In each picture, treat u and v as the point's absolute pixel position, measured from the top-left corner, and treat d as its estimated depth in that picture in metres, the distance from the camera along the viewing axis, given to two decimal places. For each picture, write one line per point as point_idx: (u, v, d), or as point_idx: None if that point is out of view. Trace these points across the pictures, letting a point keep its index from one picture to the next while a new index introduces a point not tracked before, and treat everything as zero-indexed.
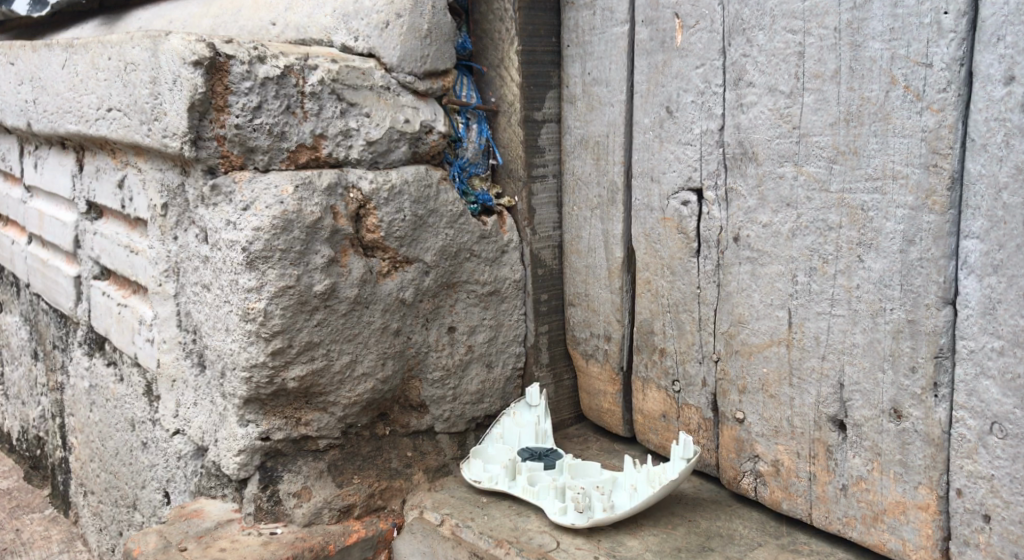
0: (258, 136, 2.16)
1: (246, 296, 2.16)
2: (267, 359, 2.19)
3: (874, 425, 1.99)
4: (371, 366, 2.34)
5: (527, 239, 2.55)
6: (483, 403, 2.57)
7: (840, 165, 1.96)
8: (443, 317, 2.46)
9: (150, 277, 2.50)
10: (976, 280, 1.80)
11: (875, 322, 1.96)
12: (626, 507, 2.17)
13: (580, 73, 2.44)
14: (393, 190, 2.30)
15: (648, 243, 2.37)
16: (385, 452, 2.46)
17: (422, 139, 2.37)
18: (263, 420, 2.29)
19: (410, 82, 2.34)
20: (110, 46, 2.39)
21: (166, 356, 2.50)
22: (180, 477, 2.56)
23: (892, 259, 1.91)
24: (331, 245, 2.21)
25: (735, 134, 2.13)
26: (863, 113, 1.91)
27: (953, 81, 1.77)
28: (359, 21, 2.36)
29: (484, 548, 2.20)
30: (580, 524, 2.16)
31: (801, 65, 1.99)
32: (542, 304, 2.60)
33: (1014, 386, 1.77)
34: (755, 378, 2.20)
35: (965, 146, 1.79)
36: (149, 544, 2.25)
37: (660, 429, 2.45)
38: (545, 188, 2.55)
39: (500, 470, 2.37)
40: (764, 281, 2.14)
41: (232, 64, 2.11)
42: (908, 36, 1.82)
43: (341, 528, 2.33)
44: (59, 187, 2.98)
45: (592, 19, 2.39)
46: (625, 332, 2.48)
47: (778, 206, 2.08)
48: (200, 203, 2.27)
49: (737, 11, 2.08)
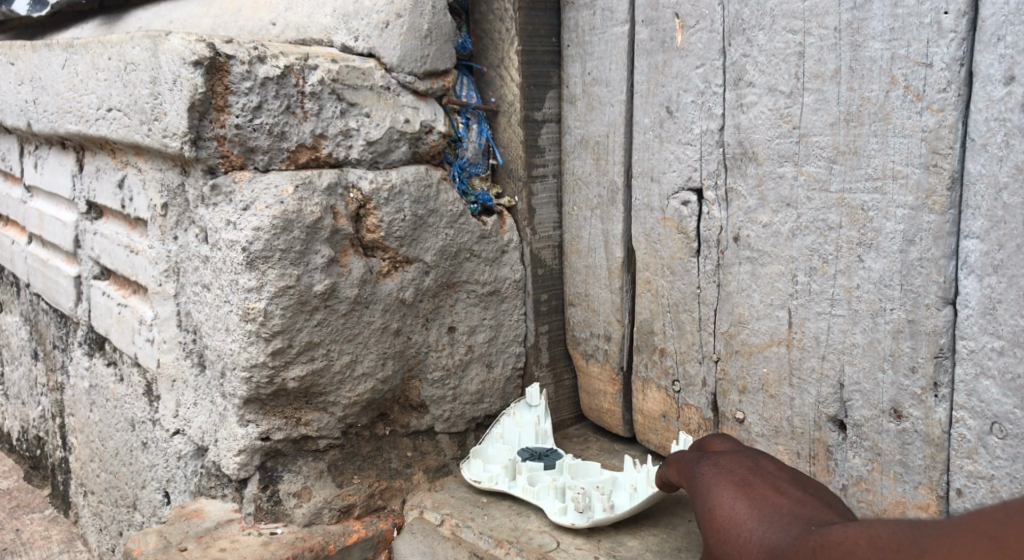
0: (258, 136, 2.16)
1: (246, 296, 2.15)
2: (267, 360, 2.19)
3: (874, 425, 1.99)
4: (371, 366, 2.34)
5: (527, 239, 2.55)
6: (483, 403, 2.57)
7: (841, 165, 1.96)
8: (443, 317, 2.46)
9: (150, 277, 2.50)
10: (976, 280, 1.80)
11: (875, 321, 1.96)
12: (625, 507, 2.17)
13: (580, 73, 2.44)
14: (393, 190, 2.30)
15: (648, 242, 2.37)
16: (385, 452, 2.46)
17: (422, 139, 2.37)
18: (263, 420, 2.29)
19: (410, 82, 2.34)
20: (110, 46, 2.39)
21: (166, 355, 2.50)
22: (180, 477, 2.56)
23: (892, 259, 1.91)
24: (331, 245, 2.21)
25: (735, 135, 2.14)
26: (863, 113, 1.91)
27: (953, 81, 1.77)
28: (360, 21, 2.36)
29: (484, 548, 2.20)
30: (580, 524, 2.16)
31: (802, 65, 1.99)
32: (542, 304, 2.60)
33: (1014, 386, 1.77)
34: (755, 377, 2.20)
35: (965, 146, 1.78)
36: (148, 544, 2.25)
37: (660, 429, 2.45)
38: (545, 188, 2.55)
39: (500, 467, 2.37)
40: (764, 282, 2.14)
41: (232, 64, 2.11)
42: (908, 35, 1.82)
43: (340, 528, 2.33)
44: (60, 187, 2.98)
45: (592, 19, 2.39)
46: (625, 332, 2.48)
47: (778, 206, 2.08)
48: (200, 203, 2.27)
49: (737, 11, 2.08)
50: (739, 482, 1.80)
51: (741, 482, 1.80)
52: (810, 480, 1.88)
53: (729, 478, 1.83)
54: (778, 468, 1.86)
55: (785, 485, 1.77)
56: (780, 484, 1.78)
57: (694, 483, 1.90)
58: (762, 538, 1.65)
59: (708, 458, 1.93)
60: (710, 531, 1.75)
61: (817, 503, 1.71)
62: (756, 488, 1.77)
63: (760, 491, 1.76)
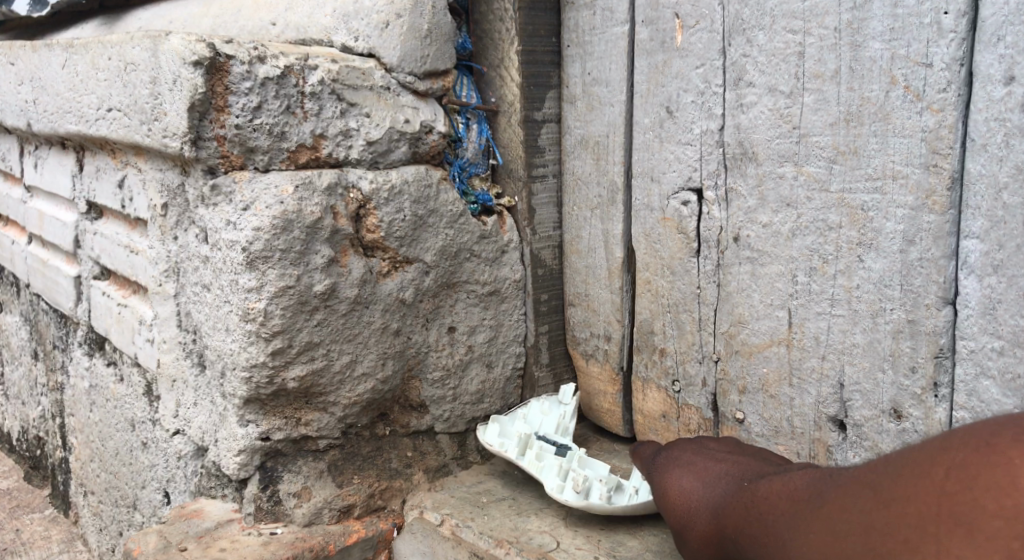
0: (258, 136, 2.16)
1: (246, 296, 2.15)
2: (267, 359, 2.19)
3: (874, 425, 1.99)
4: (371, 366, 2.34)
5: (527, 239, 2.55)
6: (483, 403, 2.57)
7: (841, 165, 1.96)
8: (443, 317, 2.46)
9: (150, 277, 2.50)
10: (976, 280, 1.80)
11: (875, 322, 1.96)
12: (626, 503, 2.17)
13: (580, 74, 2.44)
14: (393, 190, 2.30)
15: (648, 242, 2.37)
16: (385, 452, 2.46)
17: (422, 139, 2.37)
18: (263, 420, 2.29)
19: (411, 82, 2.34)
20: (110, 46, 2.39)
21: (165, 355, 2.50)
22: (180, 477, 2.56)
23: (892, 259, 1.91)
24: (331, 245, 2.21)
25: (735, 134, 2.14)
26: (863, 113, 1.91)
27: (953, 81, 1.77)
28: (359, 21, 2.36)
29: (484, 548, 2.20)
30: (574, 503, 2.16)
31: (802, 65, 1.99)
32: (542, 304, 2.60)
33: (1014, 386, 1.78)
34: (755, 377, 2.20)
35: (965, 147, 1.78)
36: (149, 544, 2.25)
37: (659, 429, 2.45)
38: (545, 188, 2.55)
39: (516, 438, 2.39)
40: (764, 282, 2.14)
41: (232, 64, 2.11)
42: (908, 35, 1.82)
43: (340, 528, 2.33)
44: (60, 187, 2.98)
45: (592, 19, 2.39)
46: (625, 332, 2.48)
47: (778, 206, 2.08)
48: (200, 203, 2.27)
49: (737, 11, 2.08)
50: (685, 460, 1.95)
51: (687, 460, 1.95)
52: (753, 448, 2.02)
53: (676, 459, 1.97)
54: (720, 444, 2.01)
55: (725, 454, 1.94)
56: (721, 454, 1.94)
57: (648, 469, 2.04)
58: (707, 499, 1.80)
59: (660, 447, 2.07)
60: (665, 506, 1.89)
61: (752, 461, 1.87)
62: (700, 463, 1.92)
63: (704, 463, 1.91)
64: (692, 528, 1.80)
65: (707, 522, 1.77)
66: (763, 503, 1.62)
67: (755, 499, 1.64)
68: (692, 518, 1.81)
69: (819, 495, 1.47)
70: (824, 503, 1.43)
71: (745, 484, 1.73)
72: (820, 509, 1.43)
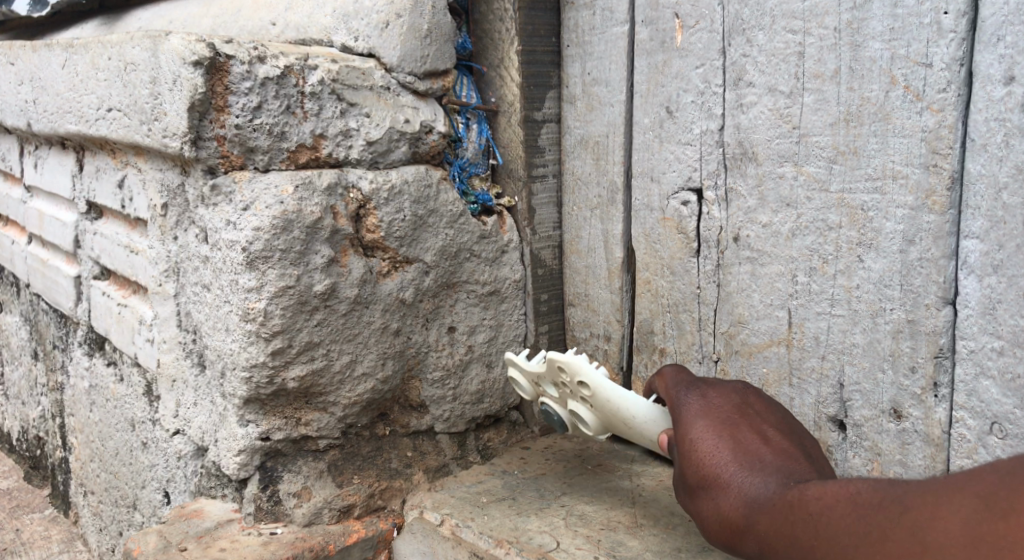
0: (258, 136, 2.15)
1: (246, 296, 2.15)
2: (267, 359, 2.19)
3: (874, 425, 2.00)
4: (371, 366, 2.34)
5: (527, 239, 2.55)
6: (483, 403, 2.57)
7: (841, 165, 1.96)
8: (443, 316, 2.46)
9: (150, 277, 2.50)
10: (976, 280, 1.80)
11: (875, 321, 1.96)
12: (644, 401, 2.00)
13: (580, 74, 2.44)
14: (393, 190, 2.30)
15: (648, 242, 2.37)
16: (385, 452, 2.46)
17: (422, 139, 2.37)
18: (263, 420, 2.29)
19: (411, 82, 2.34)
20: (110, 46, 2.39)
21: (165, 355, 2.50)
22: (180, 477, 2.56)
23: (892, 259, 1.91)
24: (331, 244, 2.21)
25: (735, 134, 2.13)
26: (863, 113, 1.91)
27: (953, 81, 1.77)
28: (360, 21, 2.36)
29: (484, 548, 2.20)
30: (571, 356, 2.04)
31: (801, 65, 1.99)
32: (542, 304, 2.60)
33: (1015, 386, 1.77)
34: (755, 377, 2.20)
35: (965, 147, 1.78)
36: (148, 544, 2.25)
37: None
38: (545, 188, 2.55)
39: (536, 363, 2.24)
40: (764, 282, 2.14)
41: (232, 64, 2.11)
42: (908, 35, 1.82)
43: (340, 528, 2.33)
44: (60, 187, 2.98)
45: (592, 19, 2.39)
46: (625, 332, 2.48)
47: (778, 206, 2.08)
48: (200, 203, 2.27)
49: (737, 11, 2.08)
50: (724, 423, 1.70)
51: (723, 423, 1.70)
52: (794, 424, 1.78)
53: (715, 418, 1.73)
54: (765, 410, 1.77)
55: (772, 432, 1.68)
56: (763, 429, 1.69)
57: (678, 416, 1.80)
58: (738, 481, 1.56)
59: (698, 395, 1.83)
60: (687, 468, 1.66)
61: (798, 452, 1.63)
62: (739, 430, 1.68)
63: (742, 436, 1.66)
64: (711, 501, 1.57)
65: (730, 507, 1.53)
66: (812, 500, 1.36)
67: (801, 499, 1.40)
68: (716, 494, 1.58)
69: (895, 499, 1.24)
70: (904, 508, 1.22)
71: (790, 481, 1.48)
72: (897, 515, 1.23)
